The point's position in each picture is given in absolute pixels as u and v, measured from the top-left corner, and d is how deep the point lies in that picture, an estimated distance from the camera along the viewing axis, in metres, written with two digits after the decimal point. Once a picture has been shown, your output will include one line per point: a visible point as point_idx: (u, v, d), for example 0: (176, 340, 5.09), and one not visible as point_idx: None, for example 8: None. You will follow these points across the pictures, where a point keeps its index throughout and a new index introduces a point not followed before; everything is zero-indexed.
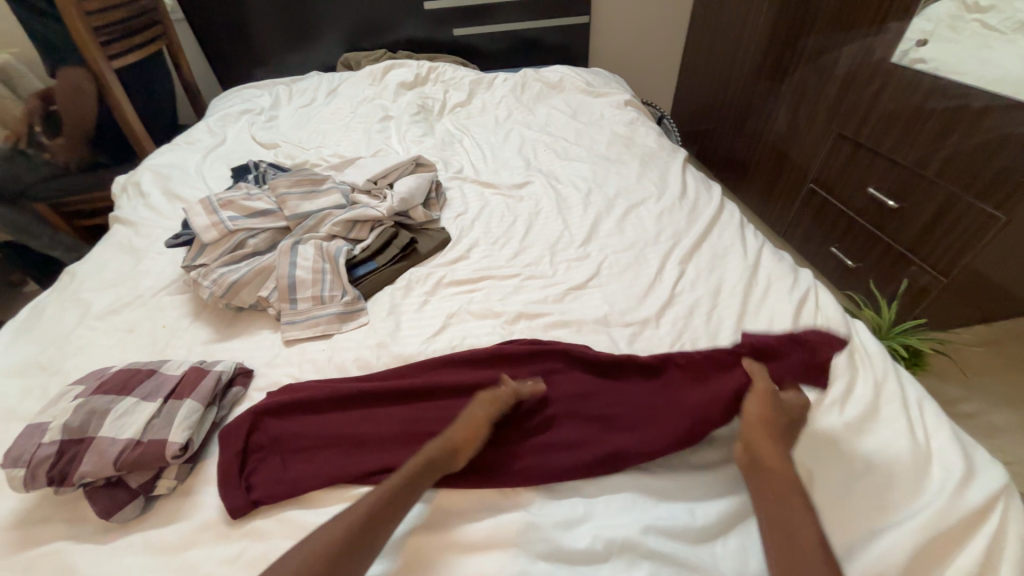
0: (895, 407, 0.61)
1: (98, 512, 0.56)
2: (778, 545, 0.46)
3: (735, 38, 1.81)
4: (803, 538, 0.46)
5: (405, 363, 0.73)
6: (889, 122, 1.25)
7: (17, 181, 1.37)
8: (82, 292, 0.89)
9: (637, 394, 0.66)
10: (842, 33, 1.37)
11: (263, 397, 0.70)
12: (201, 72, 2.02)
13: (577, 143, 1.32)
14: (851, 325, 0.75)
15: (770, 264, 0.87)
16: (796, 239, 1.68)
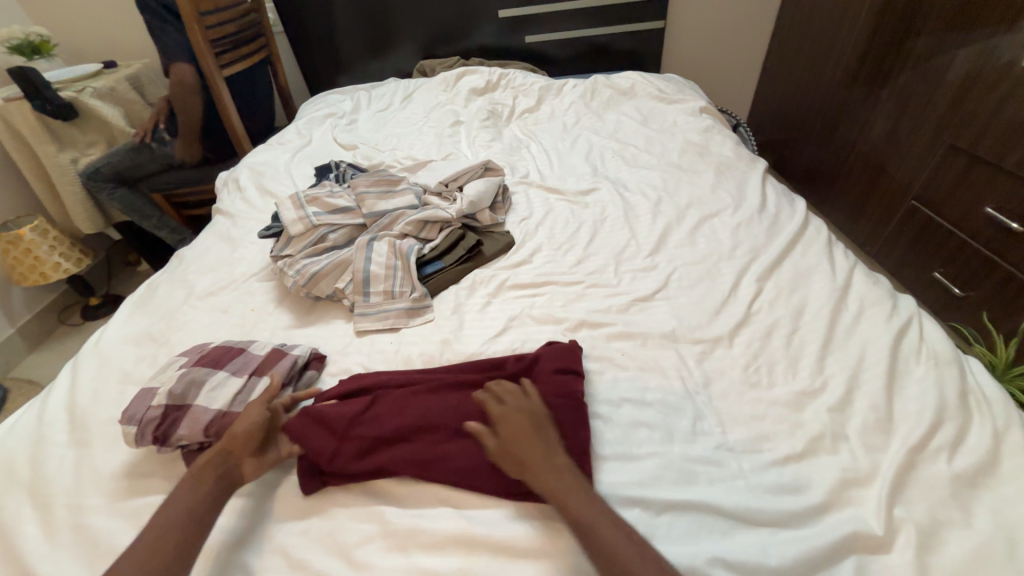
0: (1019, 461, 0.53)
1: (193, 471, 0.62)
2: (598, 550, 0.47)
3: (827, 42, 1.68)
4: (608, 527, 0.48)
5: (468, 360, 0.75)
6: (1018, 133, 1.09)
7: (139, 170, 1.60)
8: (187, 274, 1.00)
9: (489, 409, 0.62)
10: (961, 34, 1.23)
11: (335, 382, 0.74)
12: (293, 78, 2.21)
13: (648, 151, 1.29)
14: (964, 363, 0.66)
15: (863, 287, 0.79)
16: (892, 261, 1.52)
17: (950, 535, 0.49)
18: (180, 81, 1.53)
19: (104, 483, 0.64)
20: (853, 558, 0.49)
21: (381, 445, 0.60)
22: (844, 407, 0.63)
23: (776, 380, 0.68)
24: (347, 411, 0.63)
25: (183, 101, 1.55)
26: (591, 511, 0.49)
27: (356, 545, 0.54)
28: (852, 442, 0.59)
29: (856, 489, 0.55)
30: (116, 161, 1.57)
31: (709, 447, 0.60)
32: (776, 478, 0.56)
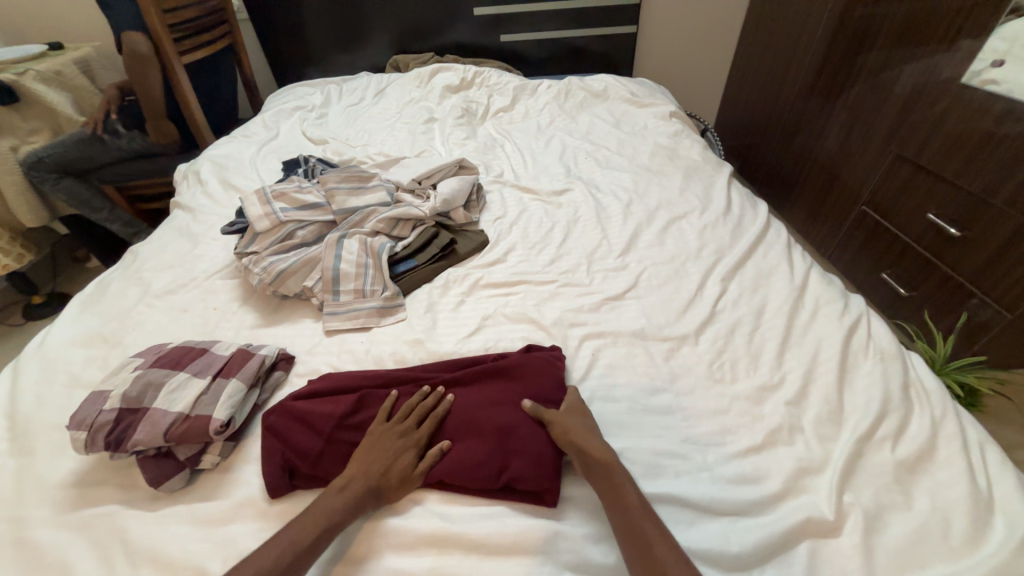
0: (954, 448, 0.57)
1: (149, 479, 0.59)
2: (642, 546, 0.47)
3: (788, 53, 1.76)
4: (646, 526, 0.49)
5: (441, 359, 0.75)
6: (957, 144, 1.17)
7: (89, 162, 1.51)
8: (143, 271, 0.95)
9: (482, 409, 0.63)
10: (906, 51, 1.31)
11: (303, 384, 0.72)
12: (259, 68, 2.13)
13: (620, 153, 1.31)
14: (907, 358, 0.71)
15: (819, 287, 0.83)
16: (844, 262, 1.61)
17: (892, 518, 0.53)
18: (134, 51, 1.39)
19: (50, 492, 0.60)
20: (806, 542, 0.52)
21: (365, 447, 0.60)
22: (800, 400, 0.66)
23: (738, 376, 0.71)
24: (333, 410, 0.63)
25: (140, 76, 1.43)
26: (631, 495, 0.51)
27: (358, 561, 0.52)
28: (807, 433, 0.62)
29: (810, 478, 0.58)
30: (62, 152, 1.46)
31: (675, 441, 0.62)
32: (736, 470, 0.59)
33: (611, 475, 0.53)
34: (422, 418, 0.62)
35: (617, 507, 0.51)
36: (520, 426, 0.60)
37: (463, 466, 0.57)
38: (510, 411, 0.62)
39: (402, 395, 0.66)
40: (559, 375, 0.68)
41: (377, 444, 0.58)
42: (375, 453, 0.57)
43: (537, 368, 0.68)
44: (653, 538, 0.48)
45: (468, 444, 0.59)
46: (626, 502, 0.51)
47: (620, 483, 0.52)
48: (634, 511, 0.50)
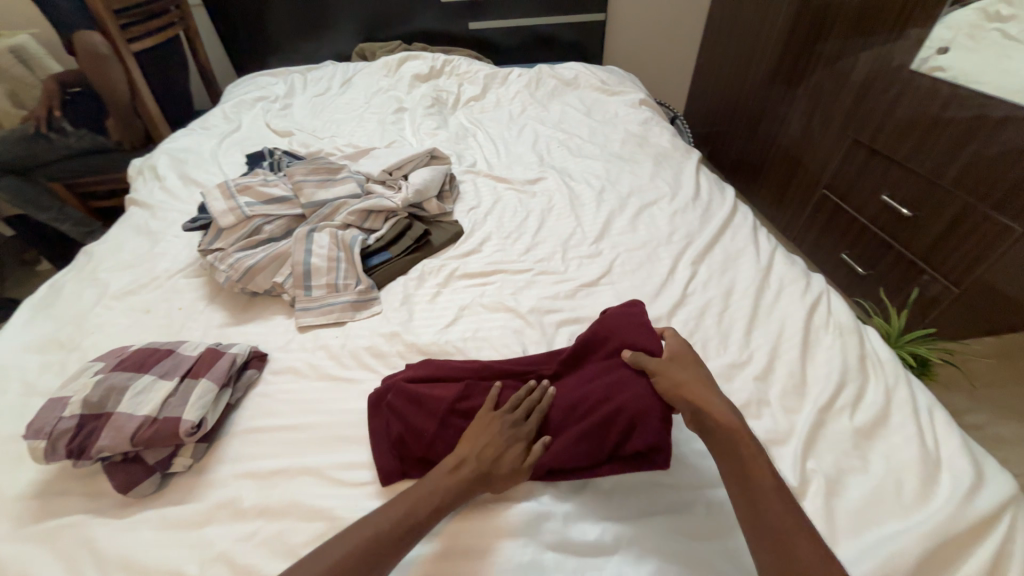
0: (905, 413, 0.62)
1: (116, 486, 0.57)
2: (779, 540, 0.45)
3: (752, 42, 1.80)
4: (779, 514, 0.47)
5: (420, 352, 0.74)
6: (908, 129, 1.24)
7: (34, 159, 1.41)
8: (100, 272, 0.91)
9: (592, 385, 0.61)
10: (860, 39, 1.36)
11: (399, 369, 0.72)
12: (216, 57, 2.03)
13: (591, 140, 1.32)
14: (863, 331, 0.75)
15: (782, 268, 0.87)
16: (807, 244, 1.68)
17: (851, 481, 0.56)
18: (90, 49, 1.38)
19: (8, 505, 0.57)
20: None
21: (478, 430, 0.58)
22: (766, 375, 0.69)
23: (709, 355, 0.73)
24: (443, 394, 0.61)
25: (100, 74, 1.42)
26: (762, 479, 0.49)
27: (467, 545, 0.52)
28: (773, 406, 0.65)
29: (776, 448, 0.61)
30: (6, 150, 1.37)
31: None
32: None
33: (747, 454, 0.51)
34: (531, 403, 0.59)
35: (743, 486, 0.50)
36: (632, 393, 0.58)
37: (575, 441, 0.55)
38: (618, 380, 0.60)
39: (506, 385, 0.64)
40: (648, 331, 0.66)
41: (485, 427, 0.57)
42: (486, 435, 0.55)
43: (633, 334, 0.65)
44: (780, 519, 0.46)
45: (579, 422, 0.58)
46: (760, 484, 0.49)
47: (755, 462, 0.51)
48: (769, 494, 0.48)
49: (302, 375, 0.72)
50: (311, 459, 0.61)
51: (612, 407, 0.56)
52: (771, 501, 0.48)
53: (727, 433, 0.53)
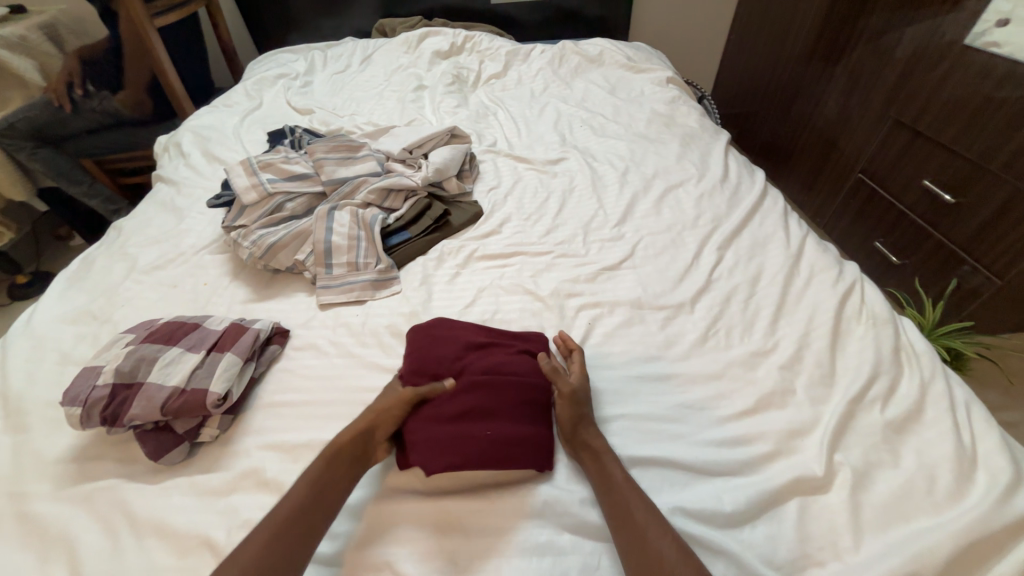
0: (941, 407, 0.59)
1: (148, 453, 0.59)
2: (635, 534, 0.47)
3: (789, 15, 1.70)
4: (648, 524, 0.48)
5: (446, 316, 0.72)
6: (956, 109, 1.16)
7: (63, 128, 1.46)
8: (129, 247, 0.93)
9: (487, 405, 0.59)
10: (907, 13, 1.28)
11: (417, 329, 0.70)
12: (238, 34, 2.03)
13: (615, 120, 1.28)
14: (898, 322, 0.72)
15: (814, 255, 0.83)
16: (838, 231, 1.62)
17: (880, 475, 0.55)
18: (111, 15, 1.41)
19: (49, 468, 0.60)
20: (796, 499, 0.54)
21: (472, 425, 0.57)
22: (793, 364, 0.67)
23: (733, 342, 0.71)
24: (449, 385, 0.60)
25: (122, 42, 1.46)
26: (617, 473, 0.53)
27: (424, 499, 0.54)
28: (799, 396, 0.63)
29: (801, 438, 0.59)
30: (34, 115, 1.40)
31: (671, 405, 0.64)
32: (729, 433, 0.60)
33: (610, 475, 0.53)
34: (508, 410, 0.59)
35: (614, 501, 0.51)
36: (479, 423, 0.57)
37: (518, 450, 0.55)
38: (467, 408, 0.58)
39: (494, 370, 0.62)
40: (501, 361, 0.63)
41: (461, 431, 0.56)
42: (458, 442, 0.56)
43: (504, 361, 0.63)
44: (639, 511, 0.49)
45: (518, 429, 0.57)
46: (611, 486, 0.52)
47: (617, 478, 0.52)
48: (618, 487, 0.51)
49: (323, 352, 0.73)
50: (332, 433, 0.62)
51: (473, 439, 0.56)
52: (636, 526, 0.48)
53: (596, 470, 0.54)
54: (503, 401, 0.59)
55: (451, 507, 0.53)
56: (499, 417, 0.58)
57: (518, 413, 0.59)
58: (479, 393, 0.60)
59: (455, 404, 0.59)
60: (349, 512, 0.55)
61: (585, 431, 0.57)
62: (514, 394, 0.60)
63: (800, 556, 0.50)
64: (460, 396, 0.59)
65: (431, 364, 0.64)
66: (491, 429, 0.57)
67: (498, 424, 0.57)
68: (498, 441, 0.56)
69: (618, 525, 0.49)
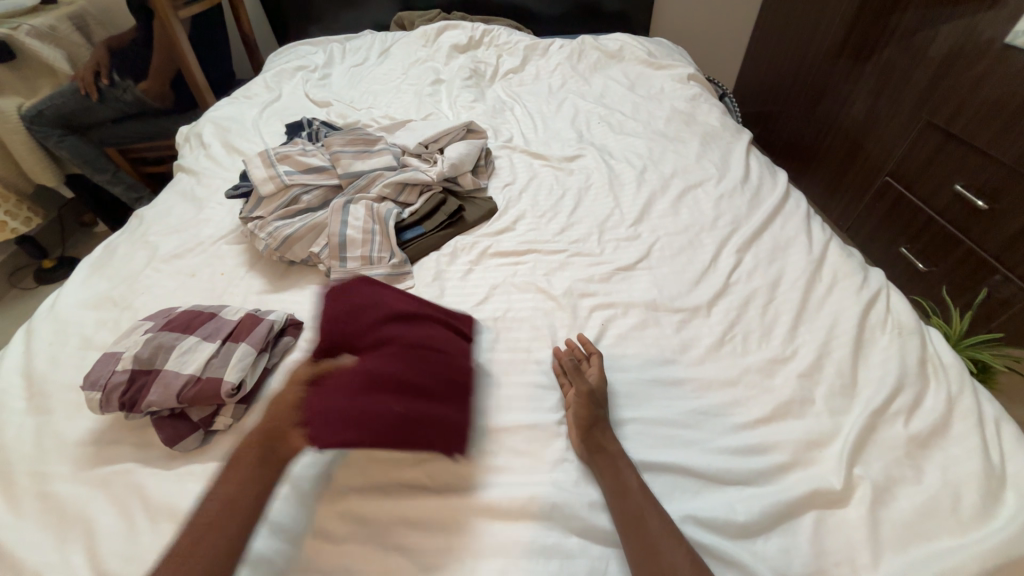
0: (969, 423, 0.57)
1: (163, 439, 0.60)
2: (647, 541, 0.47)
3: (817, 11, 1.65)
4: (661, 533, 0.48)
5: (367, 286, 0.73)
6: (993, 111, 1.11)
7: (88, 116, 1.49)
8: (149, 235, 0.94)
9: (396, 380, 0.58)
10: (944, 9, 1.23)
11: (332, 300, 0.70)
12: (260, 25, 2.05)
13: (634, 117, 1.26)
14: (925, 332, 0.69)
15: (837, 260, 0.81)
16: (862, 235, 1.57)
17: (902, 491, 0.53)
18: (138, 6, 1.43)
19: (68, 450, 0.61)
20: (813, 512, 0.52)
21: (378, 398, 0.56)
22: (813, 372, 0.65)
23: (750, 348, 0.70)
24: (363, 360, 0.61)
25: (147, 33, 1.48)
26: (632, 479, 0.53)
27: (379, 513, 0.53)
28: (818, 406, 0.62)
29: (819, 450, 0.57)
30: (61, 103, 1.44)
31: (685, 410, 0.62)
32: (744, 441, 0.59)
33: (623, 480, 0.52)
34: (415, 387, 0.59)
35: (626, 506, 0.50)
36: (386, 397, 0.56)
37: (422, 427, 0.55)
38: (377, 379, 0.58)
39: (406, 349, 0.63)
40: (414, 340, 0.65)
41: (365, 405, 0.55)
42: (362, 413, 0.54)
43: (416, 341, 0.65)
44: (652, 518, 0.49)
45: (425, 407, 0.57)
46: (626, 494, 0.51)
47: (631, 485, 0.52)
48: (633, 494, 0.51)
49: None
50: None
51: (377, 411, 0.54)
52: (648, 533, 0.48)
53: (609, 474, 0.53)
54: (411, 379, 0.59)
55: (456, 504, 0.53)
56: (409, 394, 0.58)
57: (426, 393, 0.59)
58: (391, 369, 0.59)
59: (369, 375, 0.58)
60: (343, 504, 0.54)
61: (599, 434, 0.57)
62: (427, 373, 0.61)
63: (815, 570, 0.48)
64: (375, 368, 0.59)
65: (353, 343, 0.64)
66: (400, 406, 0.56)
67: (419, 398, 0.58)
68: (416, 413, 0.56)
69: (629, 531, 0.48)
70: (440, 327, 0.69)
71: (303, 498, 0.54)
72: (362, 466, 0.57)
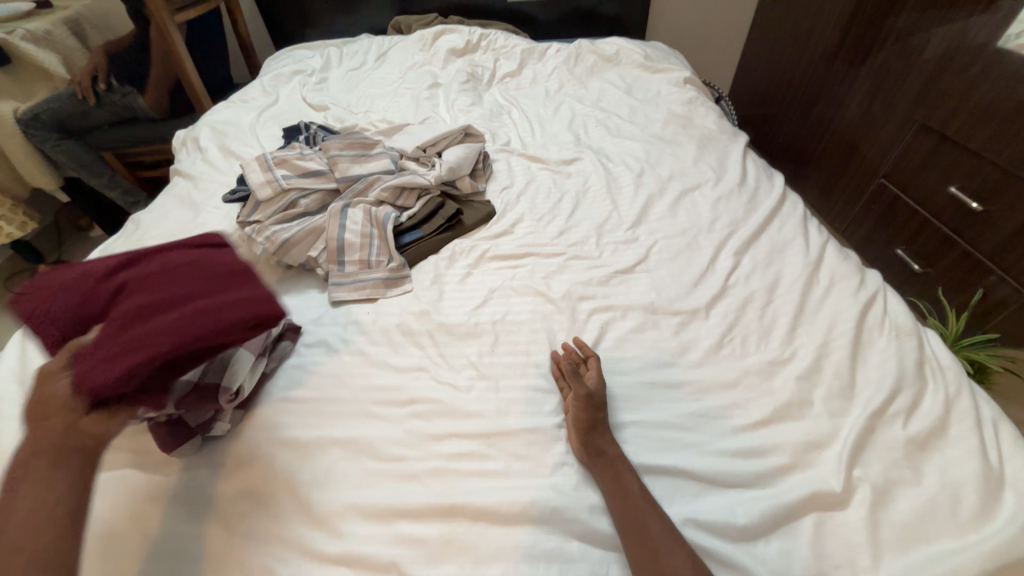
0: (966, 424, 0.57)
1: (161, 446, 0.57)
2: (647, 547, 0.47)
3: (813, 14, 1.66)
4: (663, 537, 0.47)
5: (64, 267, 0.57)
6: (987, 114, 1.12)
7: (84, 120, 1.49)
8: (145, 240, 0.94)
9: (154, 305, 0.49)
10: (937, 13, 1.24)
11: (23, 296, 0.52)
12: (257, 30, 2.06)
13: (631, 120, 1.27)
14: (922, 334, 0.70)
15: (834, 262, 0.81)
16: (857, 237, 1.58)
17: (901, 493, 0.53)
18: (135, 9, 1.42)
19: None
20: (813, 515, 0.52)
21: (144, 323, 0.47)
22: (812, 375, 0.65)
23: (749, 350, 0.70)
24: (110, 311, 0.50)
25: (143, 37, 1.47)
26: (632, 482, 0.53)
27: (237, 564, 0.51)
28: (817, 408, 0.62)
29: (819, 452, 0.58)
30: (57, 107, 1.43)
31: (685, 413, 0.62)
32: (744, 443, 0.59)
33: (623, 485, 0.52)
34: (176, 299, 0.51)
35: (628, 511, 0.50)
36: (157, 316, 0.48)
37: (210, 319, 0.49)
38: (139, 313, 0.48)
39: (134, 286, 0.52)
40: (144, 274, 0.54)
41: (130, 336, 0.45)
42: (134, 340, 0.45)
43: (143, 276, 0.54)
44: (654, 525, 0.49)
45: (200, 306, 0.50)
46: (626, 499, 0.51)
47: (631, 489, 0.52)
48: (633, 497, 0.51)
49: (333, 350, 0.73)
50: (342, 431, 0.62)
51: (153, 331, 0.46)
52: (649, 539, 0.47)
53: (609, 479, 0.53)
54: (172, 296, 0.51)
55: (455, 509, 0.53)
56: (181, 306, 0.50)
57: (193, 296, 0.51)
58: (138, 297, 0.50)
59: (121, 313, 0.48)
60: (338, 508, 0.54)
61: (598, 437, 0.57)
62: (182, 287, 0.53)
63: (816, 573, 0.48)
64: (124, 308, 0.49)
65: (55, 323, 0.49)
66: (176, 315, 0.48)
67: (185, 307, 0.50)
68: (186, 317, 0.48)
69: (630, 535, 0.48)
70: (189, 250, 0.60)
71: (245, 522, 0.54)
72: (358, 473, 0.58)
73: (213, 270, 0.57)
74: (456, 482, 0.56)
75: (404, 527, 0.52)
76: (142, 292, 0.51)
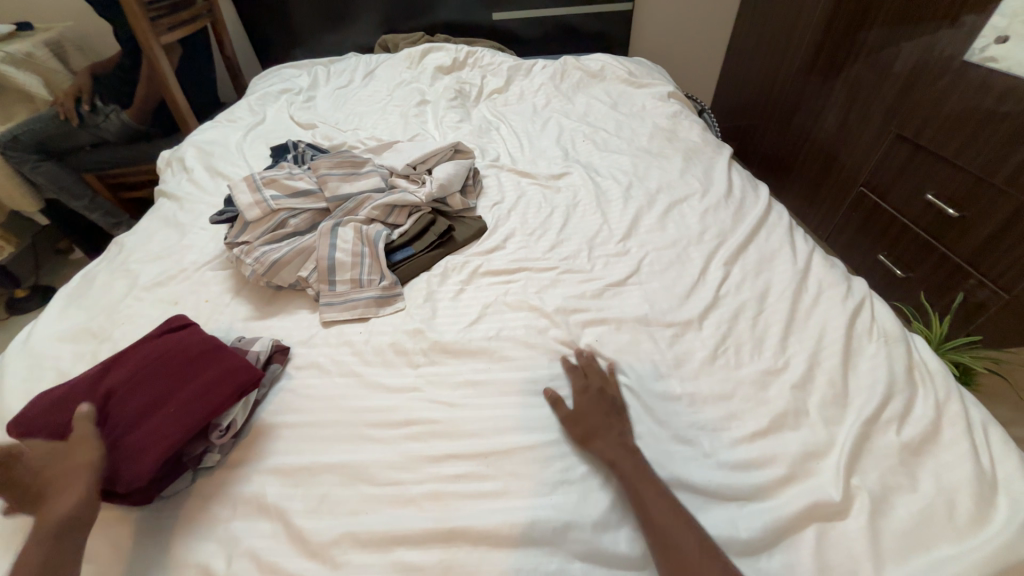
0: (957, 429, 0.58)
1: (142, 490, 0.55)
2: (671, 546, 0.48)
3: (788, 29, 1.72)
4: (685, 535, 0.49)
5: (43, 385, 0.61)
6: (957, 124, 1.16)
7: (66, 141, 1.47)
8: (130, 263, 0.92)
9: (150, 406, 0.58)
10: (906, 27, 1.29)
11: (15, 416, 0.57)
12: (243, 49, 2.06)
13: (618, 134, 1.29)
14: (910, 339, 0.71)
15: (821, 271, 0.82)
16: (841, 243, 1.62)
17: (899, 500, 0.53)
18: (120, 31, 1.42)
19: None
20: (813, 525, 0.52)
21: (149, 423, 0.56)
22: (805, 384, 0.66)
23: (743, 361, 0.70)
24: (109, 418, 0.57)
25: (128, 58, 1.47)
26: (647, 485, 0.53)
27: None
28: (812, 417, 0.62)
29: (817, 461, 0.58)
30: (39, 128, 1.41)
31: (682, 426, 0.62)
32: (742, 455, 0.59)
33: (638, 485, 0.53)
34: (166, 395, 0.59)
35: (649, 512, 0.51)
36: (158, 415, 0.57)
37: (201, 402, 0.58)
38: (139, 418, 0.57)
39: (120, 390, 0.59)
40: (123, 376, 0.61)
41: (143, 437, 0.55)
42: (146, 439, 0.54)
43: (122, 379, 0.60)
44: (673, 523, 0.50)
45: (189, 393, 0.59)
46: (646, 511, 0.51)
47: (646, 489, 0.53)
48: (648, 500, 0.52)
49: (326, 372, 0.72)
50: (337, 456, 0.60)
51: (159, 429, 0.55)
52: (672, 537, 0.49)
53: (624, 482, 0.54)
54: (162, 394, 0.59)
55: (454, 535, 0.52)
56: (173, 400, 0.58)
57: (181, 386, 0.60)
58: (134, 401, 0.58)
59: (124, 420, 0.56)
60: (337, 536, 0.52)
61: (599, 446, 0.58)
62: (165, 380, 0.60)
63: None
64: (124, 414, 0.57)
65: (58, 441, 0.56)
66: (171, 410, 0.57)
67: (177, 399, 0.58)
68: (182, 407, 0.57)
69: (653, 537, 0.50)
70: (156, 340, 0.66)
71: (239, 554, 0.52)
72: (354, 500, 0.56)
73: (186, 354, 0.63)
74: (456, 506, 0.55)
75: (401, 554, 0.51)
76: (134, 394, 0.59)
